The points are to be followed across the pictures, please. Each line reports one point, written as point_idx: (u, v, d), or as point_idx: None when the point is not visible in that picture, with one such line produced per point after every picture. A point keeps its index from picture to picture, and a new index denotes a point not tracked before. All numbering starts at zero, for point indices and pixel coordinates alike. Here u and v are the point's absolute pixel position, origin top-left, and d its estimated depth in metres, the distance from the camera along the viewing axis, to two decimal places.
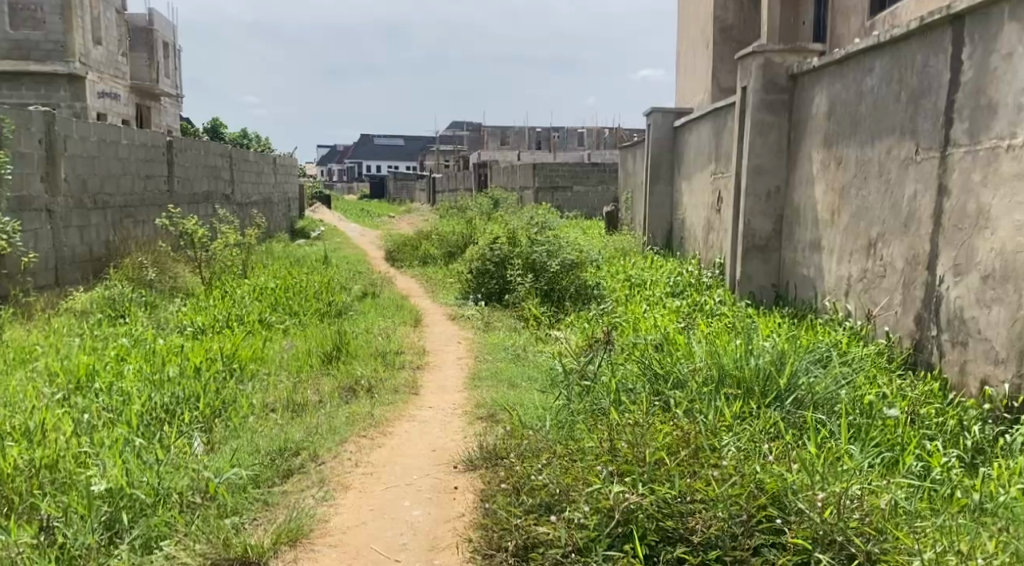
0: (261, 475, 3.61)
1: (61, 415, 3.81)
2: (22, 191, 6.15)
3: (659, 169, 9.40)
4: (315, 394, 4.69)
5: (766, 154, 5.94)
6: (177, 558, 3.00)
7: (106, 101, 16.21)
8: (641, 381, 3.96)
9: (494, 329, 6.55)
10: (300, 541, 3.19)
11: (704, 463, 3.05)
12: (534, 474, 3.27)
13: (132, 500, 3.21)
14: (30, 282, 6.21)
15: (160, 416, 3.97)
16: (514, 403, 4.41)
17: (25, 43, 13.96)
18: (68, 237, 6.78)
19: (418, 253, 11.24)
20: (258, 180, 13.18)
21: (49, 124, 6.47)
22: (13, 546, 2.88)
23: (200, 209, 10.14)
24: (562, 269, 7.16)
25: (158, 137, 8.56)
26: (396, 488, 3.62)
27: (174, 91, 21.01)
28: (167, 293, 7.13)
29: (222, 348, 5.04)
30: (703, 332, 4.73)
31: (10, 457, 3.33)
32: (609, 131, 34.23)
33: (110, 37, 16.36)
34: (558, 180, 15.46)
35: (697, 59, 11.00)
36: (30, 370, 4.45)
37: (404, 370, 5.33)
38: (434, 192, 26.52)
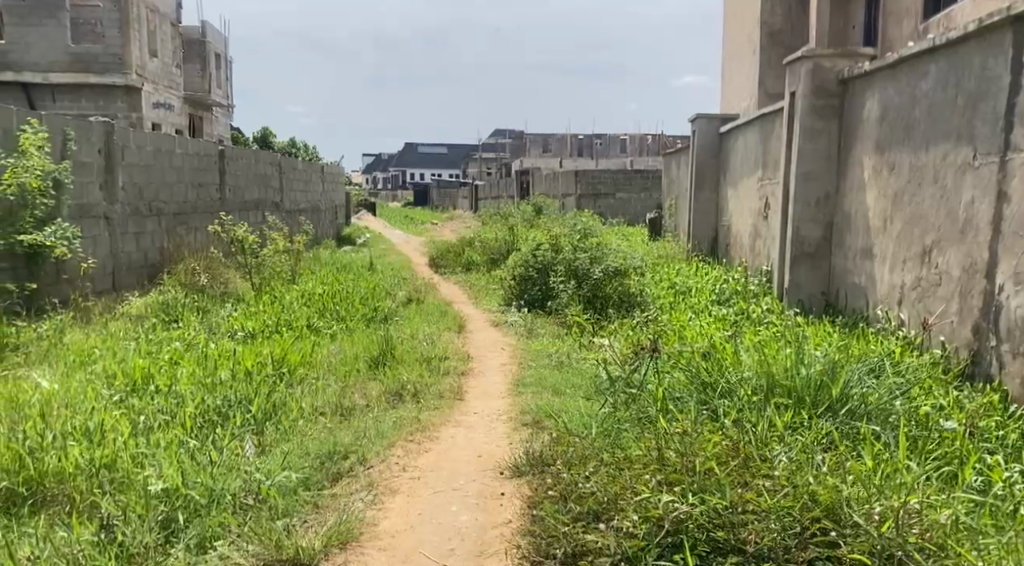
0: (312, 478, 3.66)
1: (118, 416, 3.90)
2: (82, 198, 6.33)
3: (704, 176, 9.34)
4: (362, 399, 4.74)
5: (815, 160, 5.86)
6: (230, 558, 3.05)
7: (160, 111, 16.59)
8: (689, 390, 3.92)
9: (538, 336, 6.55)
10: (350, 544, 3.22)
11: (755, 473, 3.02)
12: (581, 482, 3.27)
13: (187, 500, 3.28)
14: (89, 286, 6.39)
15: (213, 418, 4.06)
16: (560, 410, 4.39)
17: (85, 56, 14.37)
18: (124, 244, 6.96)
19: (461, 260, 11.30)
20: (306, 188, 13.39)
21: (108, 134, 6.66)
22: (75, 544, 2.97)
23: (250, 216, 10.33)
24: (606, 276, 7.14)
25: (209, 145, 8.75)
26: (443, 493, 3.65)
27: (226, 102, 21.46)
28: (219, 297, 7.25)
29: (272, 353, 5.14)
30: (750, 340, 4.68)
31: (70, 457, 3.41)
32: (653, 138, 34.15)
33: (164, 49, 16.73)
34: (600, 187, 15.47)
35: (743, 64, 10.91)
36: (89, 373, 4.58)
37: (449, 376, 5.35)
38: (476, 200, 26.63)
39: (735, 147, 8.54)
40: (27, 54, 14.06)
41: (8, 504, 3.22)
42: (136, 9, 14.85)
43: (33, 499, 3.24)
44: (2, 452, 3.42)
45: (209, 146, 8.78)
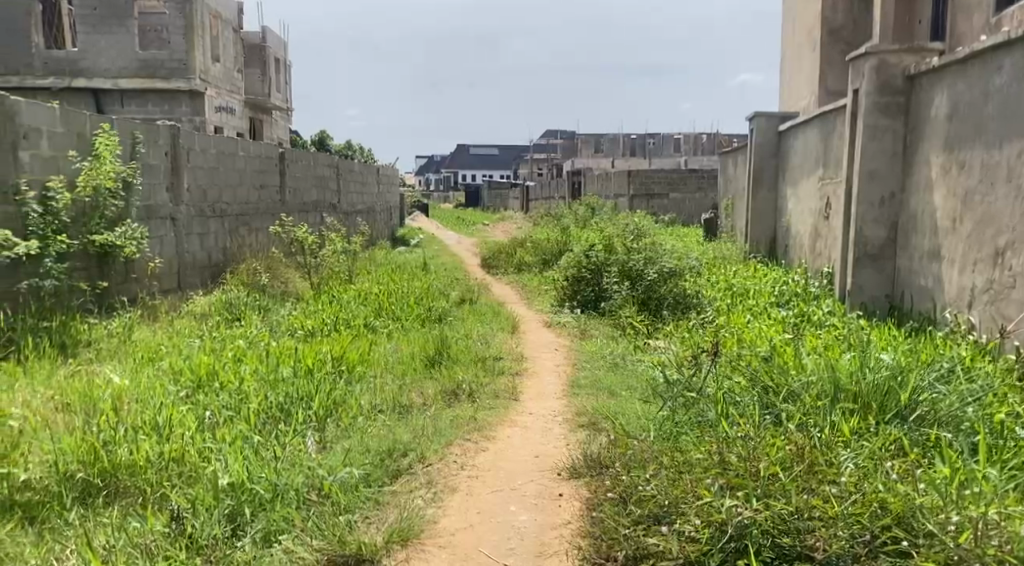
0: (372, 475, 3.71)
1: (185, 411, 3.99)
2: (150, 200, 6.51)
3: (761, 175, 9.20)
4: (419, 398, 4.78)
5: (880, 159, 5.73)
6: (295, 552, 3.11)
7: (223, 115, 16.98)
8: (749, 394, 3.84)
9: (592, 337, 6.53)
10: (411, 541, 3.25)
11: (822, 479, 2.97)
12: (641, 484, 3.24)
13: (252, 495, 3.35)
14: (155, 285, 6.57)
15: (276, 414, 4.14)
16: (617, 412, 4.36)
17: (151, 61, 14.80)
18: (189, 244, 7.15)
19: (514, 260, 11.33)
20: (362, 190, 13.57)
21: (174, 137, 6.84)
22: (148, 534, 3.05)
23: (308, 217, 10.51)
24: (660, 277, 7.08)
25: (270, 148, 8.92)
26: (501, 493, 3.66)
27: (285, 105, 21.87)
28: (279, 297, 7.38)
29: (331, 350, 5.21)
30: (811, 343, 4.59)
31: (141, 450, 3.50)
32: (707, 138, 33.76)
33: (227, 54, 17.14)
34: (654, 187, 15.36)
35: (802, 62, 10.72)
36: (157, 369, 4.71)
37: (504, 376, 5.38)
38: (527, 201, 26.63)
39: (795, 146, 8.38)
40: (98, 61, 14.61)
41: (81, 493, 3.31)
42: (200, 16, 15.24)
43: (106, 489, 3.33)
44: (76, 443, 3.50)
45: (269, 149, 8.95)
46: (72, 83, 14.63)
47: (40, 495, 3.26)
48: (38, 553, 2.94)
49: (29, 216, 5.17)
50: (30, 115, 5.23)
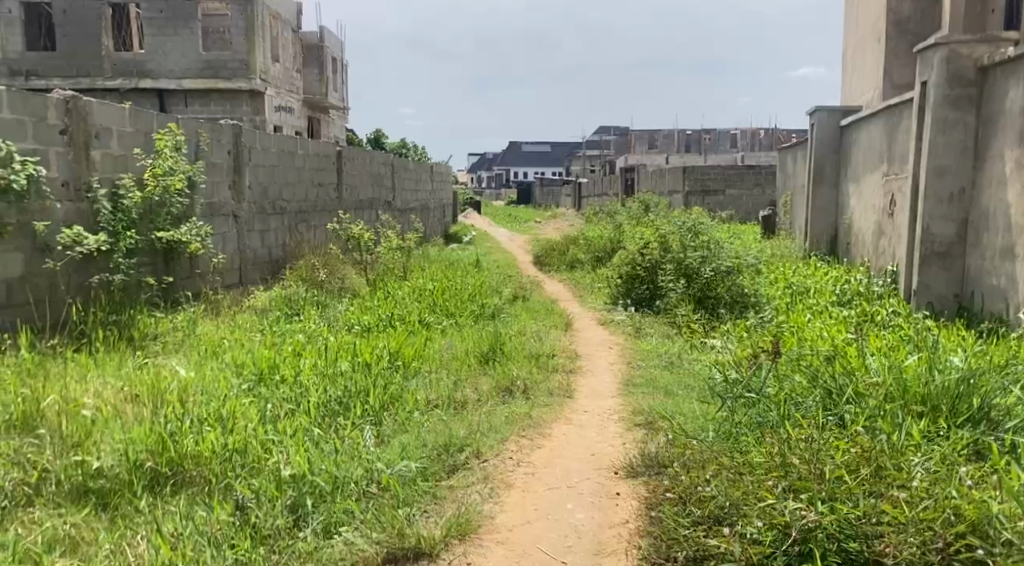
0: (429, 469, 3.74)
1: (247, 403, 4.07)
2: (213, 197, 6.66)
3: (822, 171, 9.01)
4: (473, 393, 4.79)
5: (948, 153, 5.58)
6: (355, 544, 3.15)
7: (282, 114, 17.29)
8: (811, 395, 3.76)
9: (647, 335, 6.47)
10: (469, 536, 3.27)
11: (891, 483, 2.91)
12: (701, 485, 3.20)
13: (314, 487, 3.41)
14: (218, 280, 6.72)
15: (335, 408, 4.20)
16: (674, 412, 4.31)
17: (214, 62, 15.15)
18: (250, 240, 7.30)
19: (567, 258, 11.30)
20: (417, 187, 13.66)
21: (236, 135, 6.99)
22: (213, 523, 3.13)
23: (364, 215, 10.63)
24: (717, 275, 6.98)
25: (328, 146, 9.05)
26: (558, 490, 3.65)
27: (341, 104, 22.16)
28: (337, 292, 7.48)
29: (387, 346, 5.26)
30: (876, 344, 4.48)
31: (207, 441, 3.58)
32: (764, 133, 33.18)
33: (286, 54, 17.46)
34: (709, 183, 15.16)
35: (866, 55, 10.45)
36: (221, 362, 4.81)
37: (557, 374, 5.37)
38: (580, 198, 26.53)
39: (858, 141, 8.19)
40: (164, 62, 15.07)
41: (150, 482, 3.40)
42: (261, 17, 15.54)
43: (173, 478, 3.42)
44: (145, 434, 3.58)
45: (327, 147, 9.09)
46: (139, 84, 15.07)
47: (111, 482, 3.35)
48: (111, 538, 3.02)
49: (100, 213, 5.33)
50: (101, 116, 5.39)
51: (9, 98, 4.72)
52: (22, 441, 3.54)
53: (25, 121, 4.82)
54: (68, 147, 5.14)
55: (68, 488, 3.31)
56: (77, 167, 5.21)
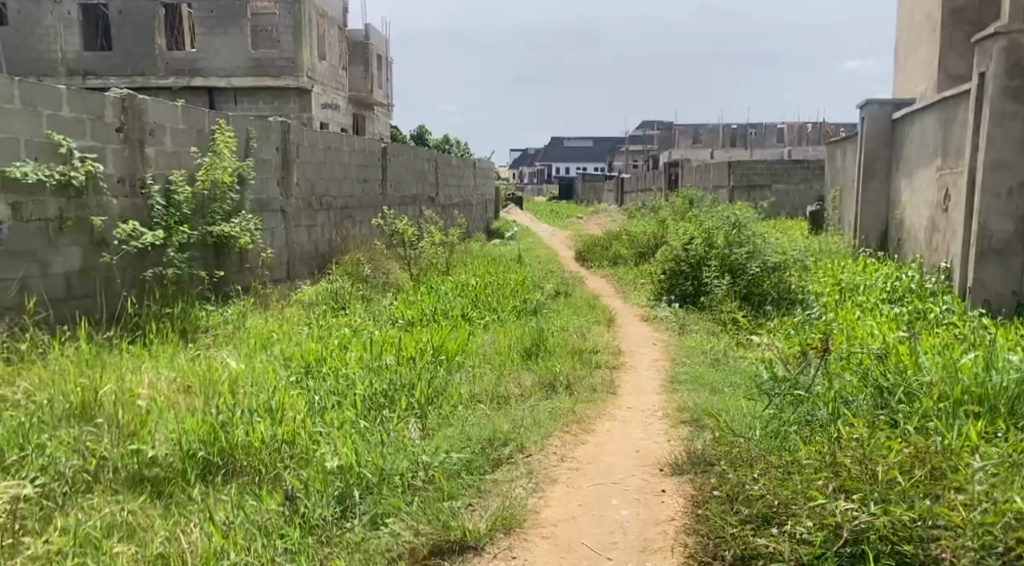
0: (474, 463, 3.76)
1: (296, 395, 4.14)
2: (262, 194, 6.77)
3: (873, 165, 8.84)
4: (516, 388, 4.80)
5: (1007, 146, 5.44)
6: (401, 535, 3.19)
7: (328, 111, 17.49)
8: (862, 394, 3.70)
9: (691, 332, 6.43)
10: (514, 529, 3.29)
11: (946, 485, 2.85)
12: (749, 483, 3.18)
13: (361, 478, 3.46)
14: (267, 275, 6.84)
15: (381, 401, 4.26)
16: (720, 409, 4.28)
17: (263, 60, 15.38)
18: (298, 235, 7.41)
19: (609, 254, 11.26)
20: (459, 183, 13.72)
21: (285, 133, 7.10)
22: (264, 512, 3.19)
23: (408, 210, 10.70)
24: (764, 271, 6.91)
25: (373, 143, 9.14)
26: (603, 486, 3.65)
27: (386, 100, 22.34)
28: (381, 287, 7.54)
29: (431, 340, 5.30)
30: (928, 342, 4.39)
31: (257, 431, 3.65)
32: (812, 126, 32.65)
33: (332, 51, 17.65)
34: (755, 178, 14.98)
35: (919, 46, 10.22)
36: (270, 354, 4.90)
37: (601, 369, 5.37)
38: (622, 193, 26.39)
39: (911, 134, 8.02)
40: (214, 60, 15.35)
41: (203, 471, 3.48)
42: (308, 15, 15.73)
43: (225, 468, 3.50)
44: (197, 424, 3.66)
45: (372, 144, 9.17)
46: (190, 82, 15.37)
47: (165, 471, 3.43)
48: (166, 525, 3.09)
49: (153, 209, 5.46)
50: (156, 113, 5.51)
51: (69, 96, 4.84)
52: (81, 429, 3.63)
53: (83, 119, 4.95)
54: (124, 144, 5.27)
55: (124, 475, 3.40)
56: (133, 164, 5.34)
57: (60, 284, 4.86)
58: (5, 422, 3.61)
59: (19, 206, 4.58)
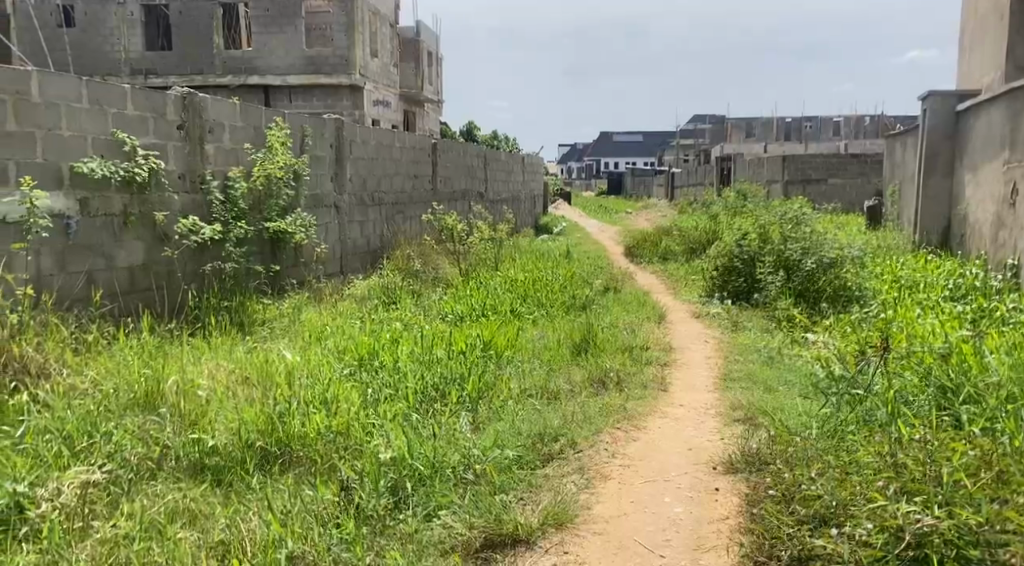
0: (525, 458, 3.77)
1: (349, 387, 4.20)
2: (316, 190, 6.87)
3: (934, 159, 8.62)
4: (567, 384, 4.81)
5: None
6: (453, 528, 3.21)
7: (380, 108, 17.65)
8: (924, 395, 3.62)
9: (745, 329, 6.34)
10: (566, 525, 3.29)
11: (1014, 490, 2.77)
12: (805, 483, 3.14)
13: (413, 470, 3.51)
14: (321, 269, 6.96)
15: (432, 395, 4.30)
16: (775, 408, 4.23)
17: (316, 58, 15.60)
18: (351, 230, 7.51)
19: (659, 249, 11.18)
20: (507, 179, 13.75)
21: (338, 130, 7.19)
22: (319, 501, 3.24)
23: (457, 206, 10.77)
24: (819, 268, 6.79)
25: (424, 139, 9.21)
26: (655, 483, 3.63)
27: (435, 97, 22.47)
28: (431, 282, 7.60)
29: (481, 335, 5.33)
30: (993, 341, 4.27)
31: (312, 423, 3.72)
32: (869, 119, 31.95)
33: (384, 49, 17.82)
34: (811, 172, 14.72)
35: (984, 37, 9.92)
36: (324, 347, 4.98)
37: (651, 366, 5.34)
38: (672, 188, 26.14)
39: (976, 127, 7.79)
40: (270, 59, 15.62)
41: (261, 460, 3.56)
42: (361, 14, 15.91)
43: (282, 457, 3.58)
44: (255, 415, 3.74)
45: (423, 140, 9.24)
46: (247, 80, 15.67)
47: (226, 460, 3.52)
48: (226, 513, 3.17)
49: (213, 204, 5.58)
50: (215, 111, 5.64)
51: (133, 94, 4.98)
52: (144, 418, 3.73)
53: (146, 117, 5.08)
54: (185, 141, 5.40)
55: (186, 463, 3.49)
56: (193, 161, 5.47)
57: (124, 277, 5.00)
58: (74, 410, 3.72)
59: (87, 201, 4.72)
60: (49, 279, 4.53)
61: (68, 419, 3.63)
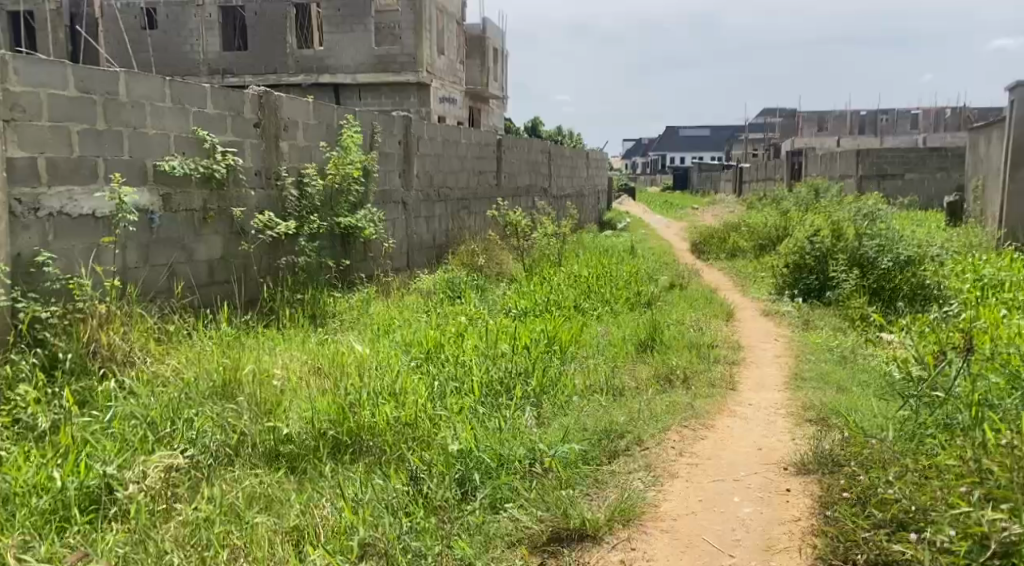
0: (590, 453, 3.77)
1: (417, 379, 4.26)
2: (385, 186, 6.98)
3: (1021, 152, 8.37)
4: (632, 381, 4.79)
5: None
6: (520, 521, 3.24)
7: (446, 105, 17.79)
8: (1011, 398, 3.49)
9: (816, 328, 6.21)
10: (633, 522, 3.28)
11: None
12: (883, 486, 3.07)
13: (480, 462, 3.54)
14: (388, 264, 7.07)
15: (497, 389, 4.33)
16: (850, 409, 4.14)
17: (385, 56, 15.82)
18: (417, 225, 7.60)
19: (727, 246, 11.01)
20: (572, 174, 13.72)
21: (407, 126, 7.29)
22: (391, 491, 3.30)
23: (521, 202, 10.80)
24: (896, 266, 6.62)
25: (489, 135, 9.26)
26: (724, 482, 3.60)
27: (501, 93, 22.53)
28: (495, 278, 7.65)
29: (546, 330, 5.34)
30: None
31: (381, 413, 3.78)
32: (950, 111, 30.89)
33: (451, 46, 17.95)
34: (887, 167, 14.29)
35: None
36: (392, 340, 5.06)
37: (719, 365, 5.27)
38: (740, 183, 25.70)
39: None
40: (341, 57, 15.90)
41: (333, 449, 3.64)
42: (429, 12, 16.04)
43: (353, 447, 3.65)
44: (327, 405, 3.83)
45: (489, 136, 9.30)
46: (318, 79, 15.99)
47: (299, 448, 3.61)
48: (300, 499, 3.25)
49: (287, 200, 5.73)
50: (290, 109, 5.78)
51: (213, 94, 5.14)
52: (223, 406, 3.84)
53: (225, 115, 5.24)
54: (261, 138, 5.55)
55: (262, 450, 3.60)
56: (269, 158, 5.62)
57: (203, 270, 5.17)
58: (157, 397, 3.87)
59: (169, 196, 4.89)
60: (134, 271, 4.71)
61: (152, 406, 3.77)
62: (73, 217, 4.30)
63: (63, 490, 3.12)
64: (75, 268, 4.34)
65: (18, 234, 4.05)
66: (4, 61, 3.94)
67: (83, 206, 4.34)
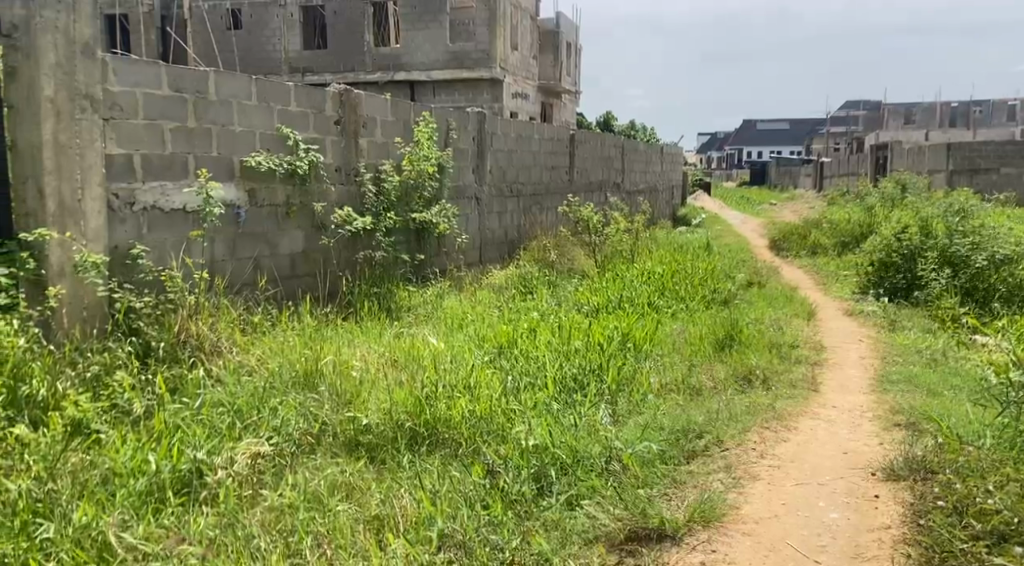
0: (668, 453, 3.71)
1: (491, 374, 4.27)
2: (459, 182, 7.03)
3: None
4: (709, 380, 4.69)
5: None
6: (598, 518, 3.21)
7: (519, 100, 17.80)
8: None
9: (903, 329, 5.99)
10: (713, 523, 3.21)
11: None
12: (982, 495, 2.94)
13: (555, 458, 3.53)
14: (461, 259, 7.11)
15: (571, 386, 4.30)
16: (942, 414, 3.98)
17: (460, 53, 15.93)
18: (490, 221, 7.63)
19: (808, 243, 10.71)
20: (645, 169, 13.57)
21: (481, 123, 7.32)
22: (468, 483, 3.32)
23: (594, 197, 10.73)
24: (992, 265, 6.36)
25: (561, 130, 9.23)
26: (807, 486, 3.50)
27: (574, 88, 22.44)
28: (568, 273, 7.61)
29: (620, 328, 5.28)
30: None
31: (457, 406, 3.81)
32: None
33: (524, 41, 17.96)
34: (980, 162, 13.70)
35: None
36: (467, 334, 5.09)
37: (801, 366, 5.12)
38: (820, 179, 25.00)
39: None
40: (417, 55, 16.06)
41: (410, 440, 3.68)
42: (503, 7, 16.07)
43: (429, 439, 3.68)
44: (404, 397, 3.87)
45: (562, 131, 9.27)
46: (394, 76, 16.21)
47: (378, 438, 3.66)
48: (381, 489, 3.29)
49: (366, 196, 5.82)
50: (369, 107, 5.87)
51: (296, 92, 5.25)
52: (305, 395, 3.93)
53: (308, 113, 5.35)
54: (341, 135, 5.65)
55: (342, 440, 3.66)
56: (348, 154, 5.71)
57: (285, 263, 5.29)
58: (243, 385, 3.97)
59: (254, 191, 5.01)
60: (221, 263, 4.84)
61: (238, 394, 3.88)
62: (165, 211, 4.46)
63: (157, 473, 3.22)
64: (167, 260, 4.49)
65: (115, 227, 4.22)
66: (105, 61, 4.11)
67: (174, 201, 4.49)
